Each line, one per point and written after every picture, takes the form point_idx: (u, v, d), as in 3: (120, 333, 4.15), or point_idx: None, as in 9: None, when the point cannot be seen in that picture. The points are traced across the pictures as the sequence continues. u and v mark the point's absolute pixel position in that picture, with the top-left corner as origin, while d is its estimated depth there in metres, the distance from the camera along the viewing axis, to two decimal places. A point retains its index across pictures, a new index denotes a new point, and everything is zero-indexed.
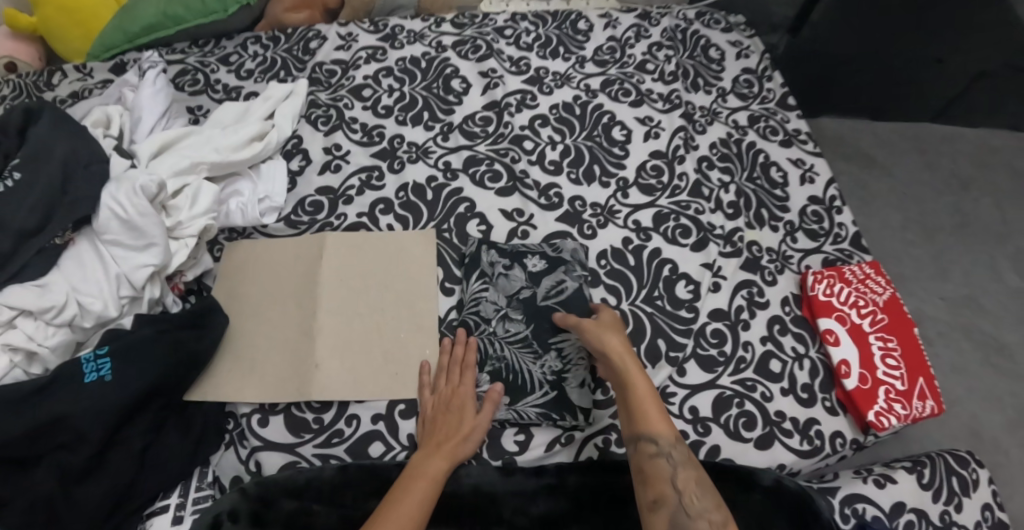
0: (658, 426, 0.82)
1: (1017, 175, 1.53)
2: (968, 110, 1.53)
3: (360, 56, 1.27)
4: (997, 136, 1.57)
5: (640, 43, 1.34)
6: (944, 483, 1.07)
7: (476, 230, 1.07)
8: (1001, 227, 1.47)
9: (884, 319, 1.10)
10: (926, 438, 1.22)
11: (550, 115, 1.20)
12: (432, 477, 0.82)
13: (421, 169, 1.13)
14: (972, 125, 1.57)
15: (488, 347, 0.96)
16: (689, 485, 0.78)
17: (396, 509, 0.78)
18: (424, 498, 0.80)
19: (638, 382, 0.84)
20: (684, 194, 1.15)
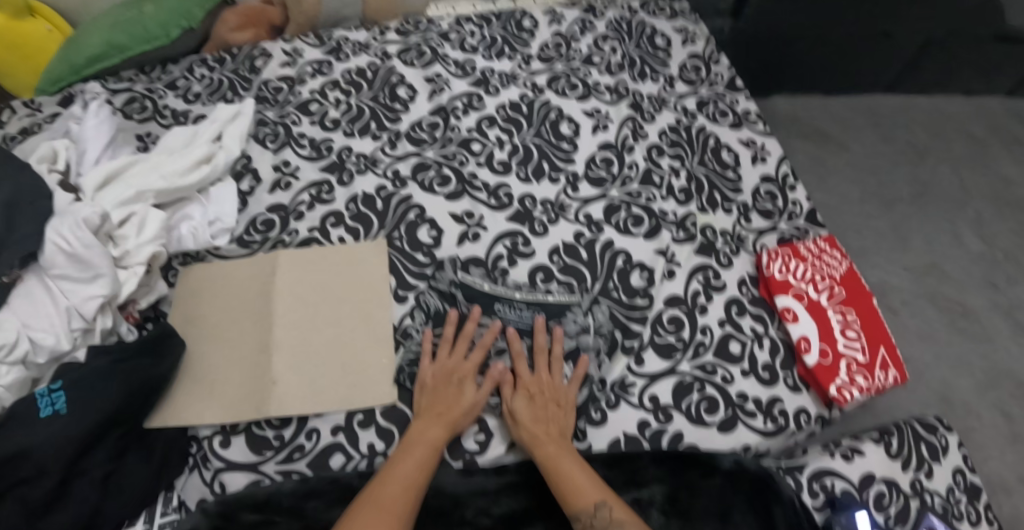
0: (576, 500, 0.82)
1: (968, 141, 1.57)
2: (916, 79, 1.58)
3: (306, 71, 1.28)
4: (948, 106, 1.61)
5: (586, 36, 1.35)
6: (912, 451, 1.07)
7: (427, 236, 1.07)
8: (959, 193, 1.49)
9: (842, 293, 1.10)
10: (896, 408, 1.23)
11: (498, 115, 1.21)
12: (435, 443, 0.86)
13: (370, 180, 1.13)
14: (922, 94, 1.62)
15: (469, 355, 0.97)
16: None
17: (401, 470, 0.82)
18: (426, 460, 0.84)
19: (546, 457, 0.87)
20: (635, 183, 1.15)
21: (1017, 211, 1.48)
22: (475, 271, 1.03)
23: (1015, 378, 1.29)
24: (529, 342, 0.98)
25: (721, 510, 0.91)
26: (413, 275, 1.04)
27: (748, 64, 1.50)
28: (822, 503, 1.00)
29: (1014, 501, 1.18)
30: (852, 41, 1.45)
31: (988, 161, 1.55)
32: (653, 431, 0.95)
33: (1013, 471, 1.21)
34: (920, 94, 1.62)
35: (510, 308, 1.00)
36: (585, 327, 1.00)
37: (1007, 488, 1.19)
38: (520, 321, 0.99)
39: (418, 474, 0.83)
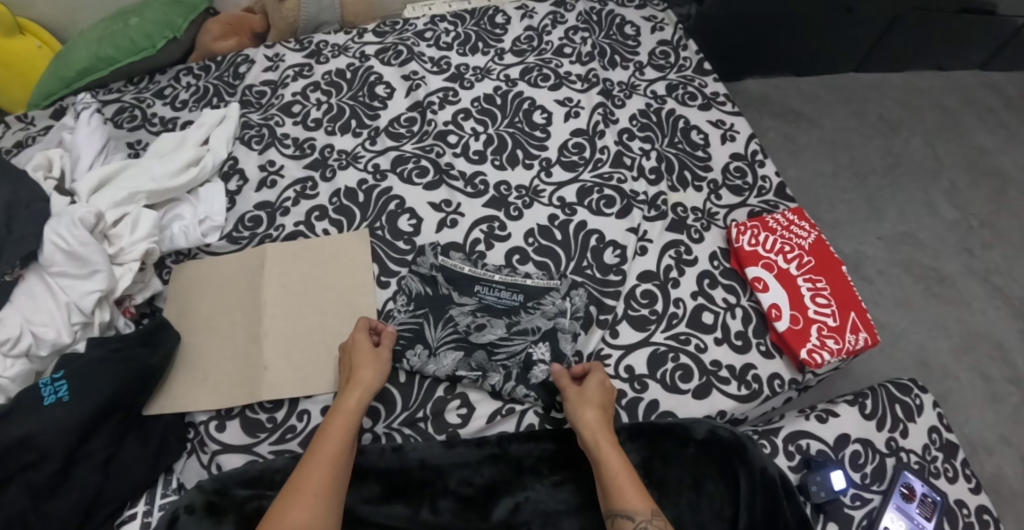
0: (633, 501, 0.83)
1: (940, 114, 1.61)
2: (886, 55, 1.62)
3: (288, 75, 1.34)
4: (919, 79, 1.66)
5: (557, 29, 1.39)
6: (887, 412, 1.10)
7: (407, 225, 1.12)
8: (932, 164, 1.53)
9: (811, 261, 1.11)
10: (874, 374, 1.27)
11: (473, 108, 1.25)
12: (350, 412, 0.88)
13: (351, 174, 1.18)
14: (894, 70, 1.66)
15: (453, 332, 1.00)
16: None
17: (321, 447, 0.85)
18: (346, 432, 0.87)
19: (611, 456, 0.87)
20: (607, 165, 1.19)
21: (989, 179, 1.52)
22: (455, 254, 1.07)
23: (992, 340, 1.32)
24: (509, 320, 1.02)
25: (694, 478, 0.94)
26: (395, 261, 1.09)
27: (716, 51, 1.53)
28: (798, 463, 1.03)
29: (994, 459, 1.21)
30: (817, 20, 1.48)
31: (960, 132, 1.58)
32: (630, 399, 0.99)
33: (992, 430, 1.24)
34: (890, 70, 1.67)
35: (489, 290, 1.04)
36: (563, 310, 1.03)
37: (988, 447, 1.22)
38: (500, 302, 1.03)
39: (336, 446, 0.85)
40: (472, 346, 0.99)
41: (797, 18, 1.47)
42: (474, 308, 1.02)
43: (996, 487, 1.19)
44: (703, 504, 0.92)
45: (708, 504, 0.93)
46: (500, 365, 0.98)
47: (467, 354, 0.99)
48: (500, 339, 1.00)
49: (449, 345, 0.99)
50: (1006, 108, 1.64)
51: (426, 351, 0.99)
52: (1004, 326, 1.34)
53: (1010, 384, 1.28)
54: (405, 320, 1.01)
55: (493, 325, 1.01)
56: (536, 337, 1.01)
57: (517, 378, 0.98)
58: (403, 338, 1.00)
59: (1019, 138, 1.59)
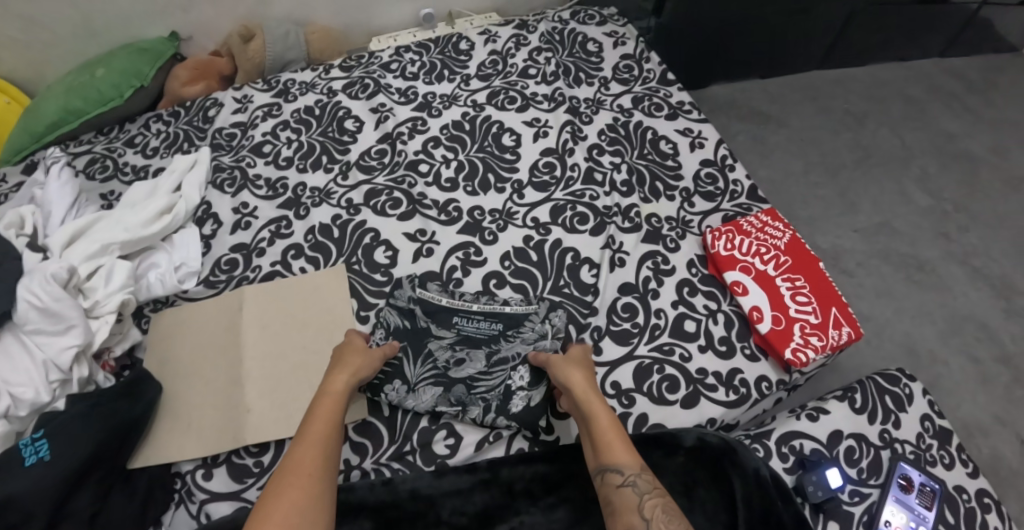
0: (622, 458, 0.83)
1: (904, 103, 1.63)
2: (846, 51, 1.64)
3: (257, 115, 1.36)
4: (880, 71, 1.69)
5: (521, 51, 1.41)
6: (878, 404, 1.08)
7: (383, 257, 1.11)
8: (902, 153, 1.55)
9: (789, 260, 1.11)
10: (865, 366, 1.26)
11: (442, 135, 1.25)
12: (338, 390, 0.87)
13: (325, 211, 1.17)
14: (855, 64, 1.69)
15: (432, 368, 0.99)
16: (658, 512, 0.78)
17: (310, 424, 0.82)
18: (334, 408, 0.85)
19: (603, 415, 0.87)
20: (578, 183, 1.19)
21: (959, 163, 1.54)
22: (432, 286, 1.06)
23: (977, 322, 1.33)
24: (487, 350, 1.00)
25: (685, 486, 0.93)
26: (372, 293, 1.08)
27: (681, 61, 1.53)
28: (793, 465, 1.01)
29: (991, 440, 1.21)
30: (777, 19, 1.48)
31: (927, 119, 1.61)
32: (618, 415, 0.97)
33: (985, 411, 1.24)
34: (852, 65, 1.70)
35: (469, 321, 1.02)
36: (543, 334, 1.01)
37: (984, 429, 1.22)
38: (480, 331, 1.02)
39: (330, 422, 0.83)
40: (451, 381, 0.98)
41: (757, 22, 1.47)
42: (453, 341, 1.01)
43: (995, 467, 1.19)
44: (697, 512, 0.91)
45: (703, 511, 0.91)
46: (479, 398, 0.97)
47: (447, 389, 0.98)
48: (480, 374, 0.98)
49: (428, 381, 0.98)
50: (966, 93, 1.67)
51: (405, 386, 0.97)
52: (987, 306, 1.35)
53: (998, 364, 1.29)
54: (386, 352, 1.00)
55: (471, 359, 1.00)
56: (516, 367, 0.99)
57: (496, 408, 0.96)
58: (383, 375, 0.98)
59: (984, 121, 1.62)
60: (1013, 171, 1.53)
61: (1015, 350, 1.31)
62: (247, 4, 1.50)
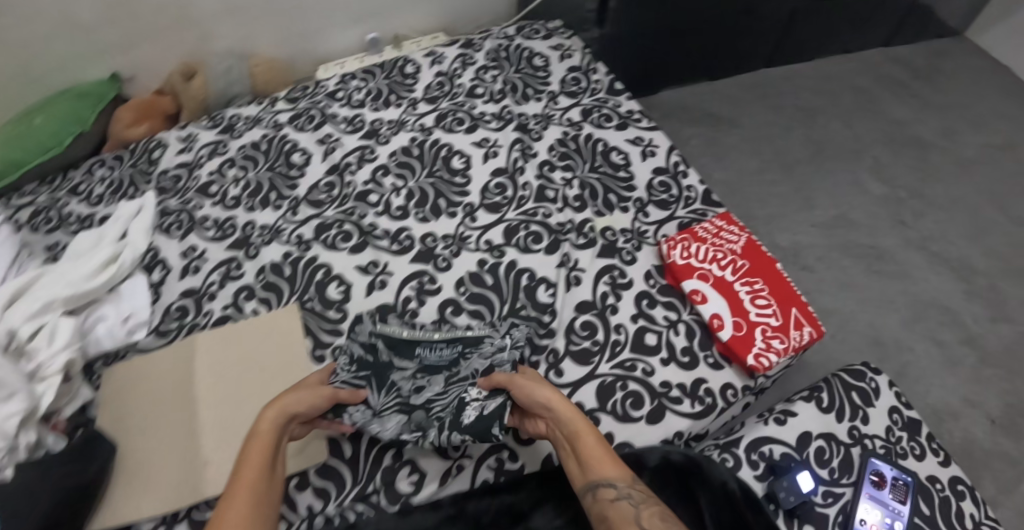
0: (613, 471, 0.81)
1: (851, 94, 1.67)
2: (792, 48, 1.66)
3: (202, 154, 1.33)
4: (825, 64, 1.73)
5: (467, 71, 1.40)
6: (845, 401, 1.04)
7: (336, 292, 1.08)
8: (854, 144, 1.56)
9: (746, 264, 1.09)
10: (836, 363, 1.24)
11: (391, 163, 1.23)
12: (268, 431, 0.80)
13: (275, 249, 1.15)
14: (800, 60, 1.71)
15: (393, 396, 0.94)
16: (655, 520, 0.76)
17: (240, 475, 0.76)
18: (267, 453, 0.78)
19: (587, 427, 0.84)
20: (531, 201, 1.18)
21: (913, 148, 1.58)
22: (393, 320, 1.02)
23: (939, 306, 1.34)
24: (448, 374, 0.96)
25: None
26: (327, 331, 1.06)
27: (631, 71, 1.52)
28: (763, 471, 0.97)
29: (961, 424, 1.21)
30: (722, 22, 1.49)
31: (876, 109, 1.65)
32: None
33: (954, 395, 1.24)
34: (800, 61, 1.72)
35: (430, 349, 0.98)
36: (503, 347, 0.97)
37: (953, 412, 1.22)
38: (441, 357, 0.98)
39: (258, 474, 0.76)
40: (414, 408, 0.93)
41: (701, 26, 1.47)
42: (415, 371, 0.97)
43: (968, 450, 1.19)
44: None
45: None
46: (435, 419, 0.92)
47: (410, 416, 0.93)
48: (436, 395, 0.94)
49: (392, 410, 0.93)
50: (909, 81, 1.73)
51: (369, 413, 0.92)
52: (949, 290, 1.36)
53: (962, 346, 1.30)
54: (349, 379, 0.93)
55: (433, 384, 0.95)
56: (479, 385, 0.93)
57: (452, 424, 0.91)
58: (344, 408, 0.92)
59: (931, 107, 1.67)
60: (961, 154, 1.58)
61: (978, 331, 1.32)
62: (189, 40, 1.47)
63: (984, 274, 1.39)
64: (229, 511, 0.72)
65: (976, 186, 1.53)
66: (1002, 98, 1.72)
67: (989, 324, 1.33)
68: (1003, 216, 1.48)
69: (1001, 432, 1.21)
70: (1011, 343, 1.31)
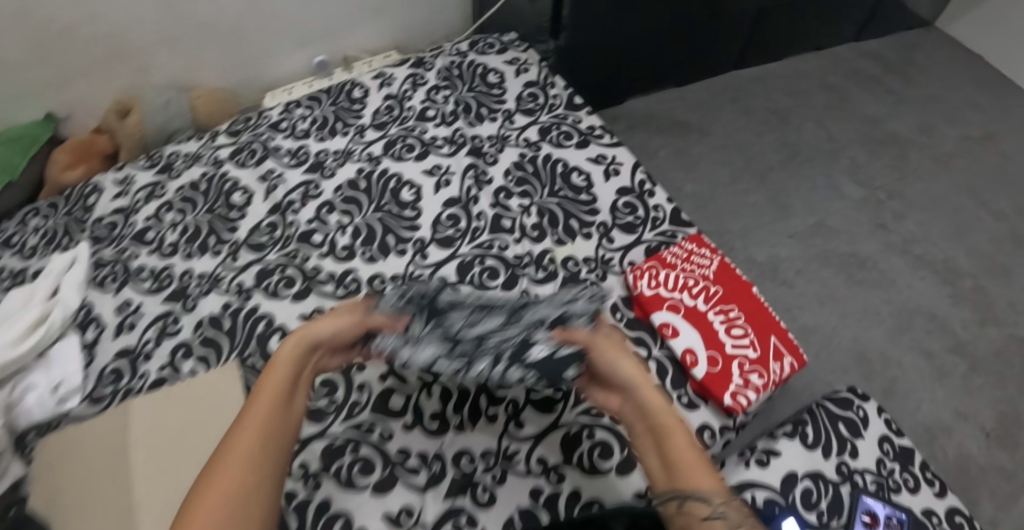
0: (705, 480, 0.62)
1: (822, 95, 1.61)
2: (761, 47, 1.59)
3: (139, 198, 1.25)
4: (794, 64, 1.67)
5: (418, 92, 1.31)
6: (831, 433, 0.95)
7: (278, 346, 0.99)
8: (828, 146, 1.51)
9: (720, 290, 1.01)
10: (824, 382, 1.15)
11: (336, 199, 1.15)
12: (290, 358, 0.73)
13: (214, 300, 1.06)
14: (771, 59, 1.65)
15: (440, 329, 0.82)
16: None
17: (254, 402, 0.67)
18: (285, 380, 0.70)
19: (676, 421, 0.69)
20: (485, 233, 1.09)
21: (885, 147, 1.52)
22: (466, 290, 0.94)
23: (926, 313, 1.27)
24: (516, 306, 0.86)
25: None
26: None
27: (593, 86, 1.45)
28: None
29: (955, 439, 1.13)
30: (686, 30, 1.41)
31: (850, 106, 1.60)
32: (548, 495, 0.85)
33: (946, 408, 1.16)
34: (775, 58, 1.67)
35: (501, 300, 0.88)
36: (576, 300, 0.86)
37: (945, 426, 1.14)
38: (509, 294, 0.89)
39: (274, 396, 0.68)
40: (459, 340, 0.81)
41: (665, 35, 1.40)
42: (473, 309, 0.85)
43: (964, 468, 1.10)
44: None
45: None
46: (490, 349, 0.80)
47: (452, 347, 0.80)
48: (496, 329, 0.82)
49: (432, 338, 0.81)
50: (879, 79, 1.68)
51: (405, 336, 0.80)
52: (934, 295, 1.30)
53: (952, 355, 1.22)
54: (394, 300, 0.83)
55: (491, 320, 0.84)
56: (551, 323, 0.82)
57: (511, 357, 0.78)
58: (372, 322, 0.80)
59: (905, 102, 1.64)
60: (940, 149, 1.54)
61: (967, 337, 1.25)
62: (127, 73, 1.37)
63: (969, 275, 1.34)
64: (237, 439, 0.63)
65: (956, 182, 1.48)
66: (975, 88, 1.70)
67: (978, 328, 1.27)
68: (984, 213, 1.43)
69: (997, 445, 1.13)
70: (1001, 348, 1.25)
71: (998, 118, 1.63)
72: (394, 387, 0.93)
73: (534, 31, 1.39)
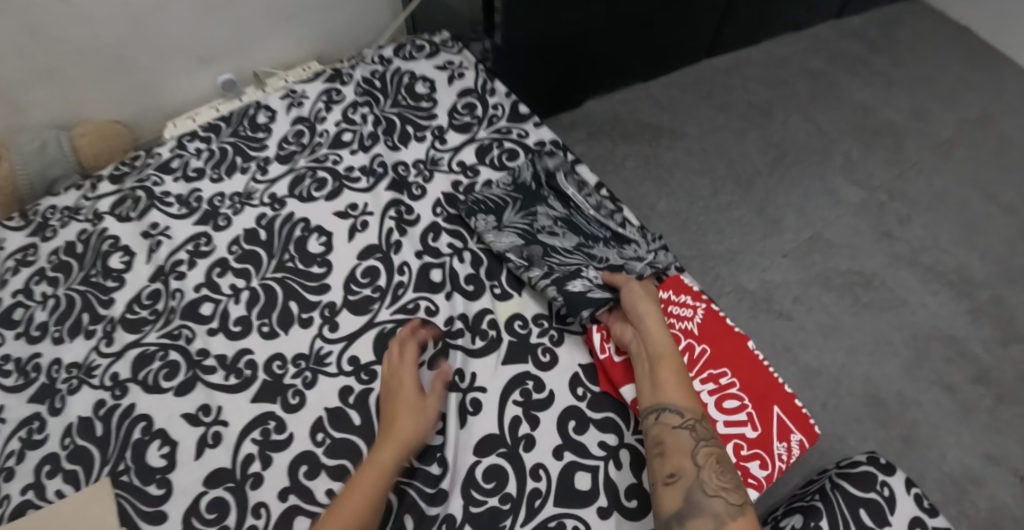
0: (680, 397, 0.71)
1: (798, 87, 1.53)
2: (731, 37, 1.52)
3: (7, 265, 0.98)
4: (761, 50, 1.60)
5: (333, 111, 1.10)
6: (851, 523, 0.74)
7: (158, 458, 0.79)
8: (818, 142, 1.43)
9: (708, 350, 0.80)
10: (839, 438, 1.04)
11: (231, 255, 0.94)
12: (386, 466, 0.69)
13: (85, 398, 0.84)
14: (740, 51, 1.58)
15: (512, 235, 0.91)
16: (712, 461, 0.66)
17: (343, 506, 0.66)
18: (378, 490, 0.67)
19: (668, 344, 0.75)
20: (409, 291, 0.88)
21: (883, 141, 1.44)
22: (574, 186, 0.96)
23: (943, 336, 1.17)
24: (582, 239, 0.91)
25: None
26: (148, 518, 0.75)
27: (540, 89, 1.30)
28: None
29: (986, 491, 1.01)
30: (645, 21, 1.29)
31: (838, 94, 1.53)
32: None
33: (974, 453, 1.04)
34: (743, 46, 1.59)
35: (586, 210, 0.94)
36: (641, 258, 0.89)
37: (975, 476, 1.02)
38: (590, 228, 0.92)
39: (368, 508, 0.66)
40: (534, 240, 0.90)
41: (623, 28, 1.27)
42: (559, 216, 0.93)
43: (999, 525, 0.98)
44: None
45: None
46: (546, 265, 0.87)
47: (525, 243, 0.89)
48: (563, 248, 0.89)
49: (512, 230, 0.91)
50: (859, 66, 1.60)
51: (493, 222, 0.92)
52: (949, 315, 1.19)
53: (976, 385, 1.12)
54: (499, 192, 0.95)
55: (566, 236, 0.91)
56: (602, 265, 0.87)
57: (554, 280, 0.84)
58: (469, 200, 0.95)
59: (891, 88, 1.55)
60: (939, 137, 1.46)
61: (990, 363, 1.14)
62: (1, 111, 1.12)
63: (985, 285, 1.24)
64: None
65: (955, 176, 1.39)
66: (961, 66, 1.62)
67: (1002, 349, 1.16)
68: (990, 212, 1.34)
69: None
70: None
71: (992, 97, 1.55)
72: (299, 505, 0.74)
73: (469, 28, 1.21)
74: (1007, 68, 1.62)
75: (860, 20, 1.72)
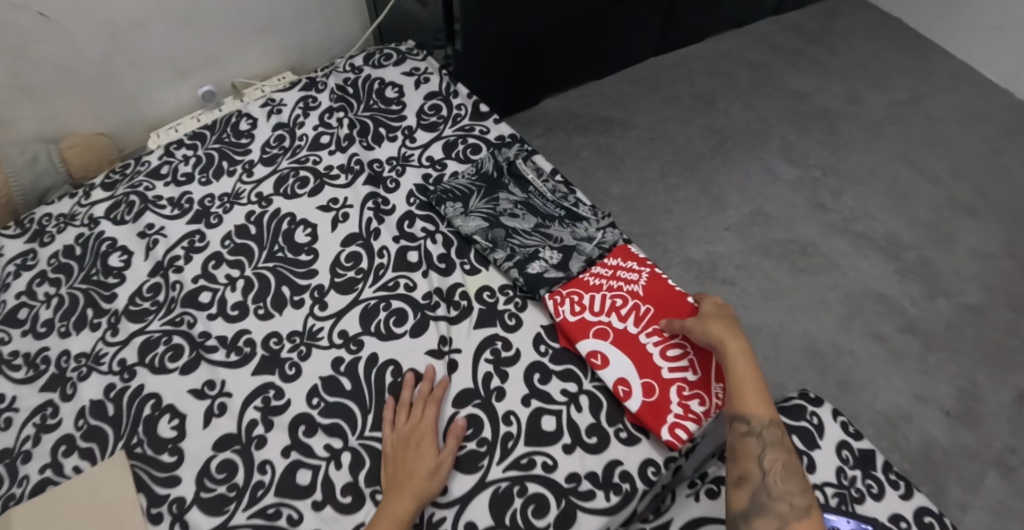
0: (751, 406, 0.76)
1: (738, 78, 1.67)
2: (675, 35, 1.66)
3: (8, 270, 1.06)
4: (703, 46, 1.74)
5: (311, 116, 1.20)
6: None
7: (168, 429, 0.87)
8: (757, 127, 1.57)
9: (651, 308, 0.92)
10: (779, 386, 1.18)
11: (224, 249, 1.04)
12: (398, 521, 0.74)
13: (95, 383, 0.92)
14: (684, 47, 1.73)
15: (479, 221, 1.01)
16: (779, 465, 0.73)
17: None
18: None
19: (742, 366, 0.79)
20: (389, 271, 0.99)
21: (816, 124, 1.59)
22: (529, 174, 1.07)
23: (874, 294, 1.31)
24: (540, 220, 1.02)
25: None
26: (161, 482, 0.83)
27: (499, 90, 1.42)
28: None
29: (916, 425, 1.16)
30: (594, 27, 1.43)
31: (773, 84, 1.67)
32: None
33: (904, 393, 1.19)
34: (688, 44, 1.73)
35: (541, 194, 1.05)
36: (590, 238, 0.99)
37: (906, 414, 1.17)
38: (547, 209, 1.03)
39: None
40: (497, 224, 1.01)
41: (573, 34, 1.41)
42: (520, 199, 1.04)
43: (928, 453, 1.13)
44: None
45: None
46: (508, 247, 0.98)
47: (490, 227, 1.01)
48: (523, 230, 1.00)
49: (479, 214, 1.02)
50: (793, 56, 1.76)
51: (461, 208, 1.03)
52: (881, 274, 1.34)
53: (903, 334, 1.26)
54: (465, 182, 1.07)
55: (525, 217, 1.02)
56: (557, 245, 0.98)
57: (516, 262, 0.96)
58: (439, 192, 1.06)
59: (823, 76, 1.71)
60: (868, 119, 1.62)
61: (918, 314, 1.29)
62: None
63: (912, 247, 1.39)
64: None
65: (883, 152, 1.55)
66: (889, 52, 1.79)
67: (927, 301, 1.31)
68: (918, 183, 1.50)
69: (958, 423, 1.16)
70: (952, 321, 1.28)
71: (917, 79, 1.72)
72: (300, 459, 0.84)
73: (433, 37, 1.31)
74: (930, 52, 1.79)
75: (796, 13, 1.89)
